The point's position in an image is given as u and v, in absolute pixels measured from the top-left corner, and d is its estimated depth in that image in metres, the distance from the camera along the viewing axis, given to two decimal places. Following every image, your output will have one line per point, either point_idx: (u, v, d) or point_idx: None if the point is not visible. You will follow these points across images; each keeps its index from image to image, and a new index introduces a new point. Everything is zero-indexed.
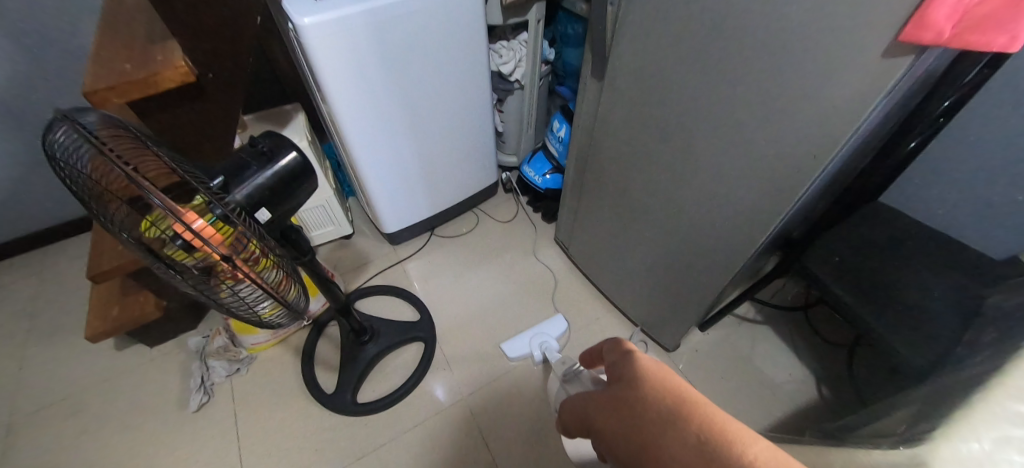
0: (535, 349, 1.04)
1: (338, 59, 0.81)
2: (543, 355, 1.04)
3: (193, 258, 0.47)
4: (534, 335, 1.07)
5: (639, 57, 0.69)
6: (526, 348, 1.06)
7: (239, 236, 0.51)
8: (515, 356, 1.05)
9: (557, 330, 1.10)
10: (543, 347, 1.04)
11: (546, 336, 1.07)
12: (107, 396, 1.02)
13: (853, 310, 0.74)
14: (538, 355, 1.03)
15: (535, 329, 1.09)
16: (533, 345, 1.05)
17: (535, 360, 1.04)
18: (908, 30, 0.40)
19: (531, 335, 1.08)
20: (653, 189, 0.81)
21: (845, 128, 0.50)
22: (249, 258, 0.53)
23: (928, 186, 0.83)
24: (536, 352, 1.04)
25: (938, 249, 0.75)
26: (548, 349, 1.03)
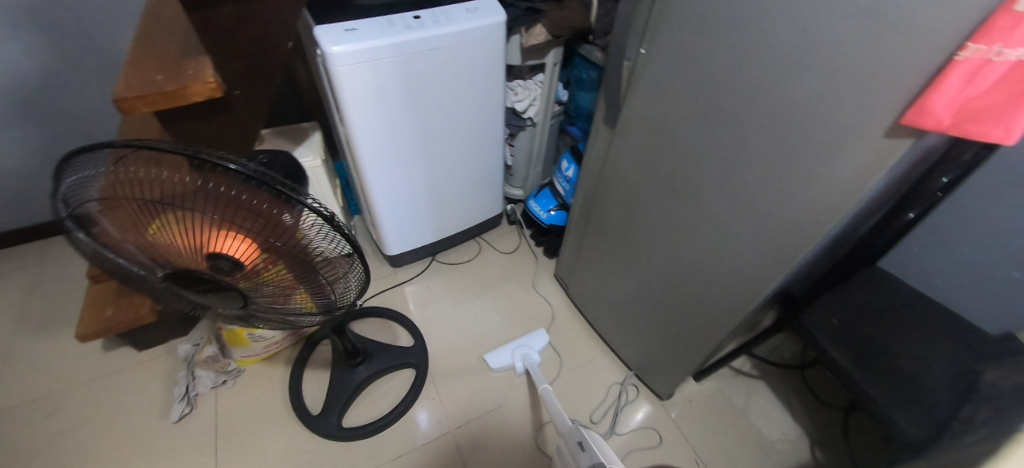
0: (516, 360, 1.06)
1: (361, 86, 0.84)
2: (524, 366, 1.05)
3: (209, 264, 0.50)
4: (515, 346, 1.09)
5: (651, 111, 0.71)
6: (508, 358, 1.07)
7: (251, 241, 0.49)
8: (497, 367, 1.07)
9: (539, 343, 1.11)
10: (525, 359, 1.05)
11: (528, 349, 1.08)
12: (87, 397, 1.00)
13: (850, 376, 0.73)
14: (519, 366, 1.05)
15: (516, 342, 1.11)
16: (515, 356, 1.07)
17: (517, 372, 1.06)
18: (909, 115, 0.42)
19: (513, 346, 1.09)
20: (657, 238, 0.82)
21: (847, 199, 0.52)
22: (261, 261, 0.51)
23: (926, 257, 0.85)
24: (518, 364, 1.06)
25: (934, 320, 0.76)
26: (529, 361, 1.05)
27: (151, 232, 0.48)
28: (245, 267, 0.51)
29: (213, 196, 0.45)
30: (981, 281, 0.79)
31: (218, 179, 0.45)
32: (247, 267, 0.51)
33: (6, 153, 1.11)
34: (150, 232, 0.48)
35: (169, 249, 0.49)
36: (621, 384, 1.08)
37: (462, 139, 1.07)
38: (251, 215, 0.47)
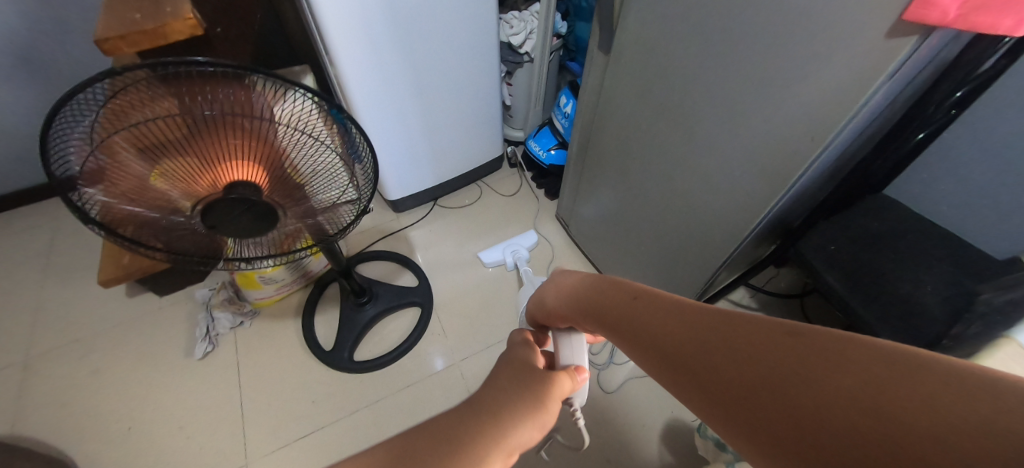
0: (508, 256, 1.16)
1: (347, 22, 0.80)
2: (515, 262, 1.16)
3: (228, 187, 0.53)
4: (507, 244, 1.19)
5: (647, 32, 0.67)
6: (501, 255, 1.18)
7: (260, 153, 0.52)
8: (491, 262, 1.18)
9: (529, 242, 1.21)
10: (516, 255, 1.16)
11: (519, 246, 1.19)
12: (118, 339, 1.07)
13: (843, 300, 0.73)
14: (510, 261, 1.16)
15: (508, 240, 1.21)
16: (507, 253, 1.17)
17: (509, 267, 1.17)
18: (912, 8, 0.39)
19: (505, 244, 1.19)
20: (654, 168, 0.81)
21: (844, 112, 0.50)
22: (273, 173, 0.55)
23: (934, 182, 0.82)
24: (509, 259, 1.16)
25: (936, 243, 0.74)
26: (520, 256, 1.15)
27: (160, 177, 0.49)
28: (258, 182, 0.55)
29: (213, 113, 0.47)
30: (989, 203, 0.76)
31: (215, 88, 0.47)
32: (263, 183, 0.55)
33: (6, 108, 1.12)
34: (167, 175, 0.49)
35: (191, 184, 0.51)
36: None
37: (461, 72, 1.03)
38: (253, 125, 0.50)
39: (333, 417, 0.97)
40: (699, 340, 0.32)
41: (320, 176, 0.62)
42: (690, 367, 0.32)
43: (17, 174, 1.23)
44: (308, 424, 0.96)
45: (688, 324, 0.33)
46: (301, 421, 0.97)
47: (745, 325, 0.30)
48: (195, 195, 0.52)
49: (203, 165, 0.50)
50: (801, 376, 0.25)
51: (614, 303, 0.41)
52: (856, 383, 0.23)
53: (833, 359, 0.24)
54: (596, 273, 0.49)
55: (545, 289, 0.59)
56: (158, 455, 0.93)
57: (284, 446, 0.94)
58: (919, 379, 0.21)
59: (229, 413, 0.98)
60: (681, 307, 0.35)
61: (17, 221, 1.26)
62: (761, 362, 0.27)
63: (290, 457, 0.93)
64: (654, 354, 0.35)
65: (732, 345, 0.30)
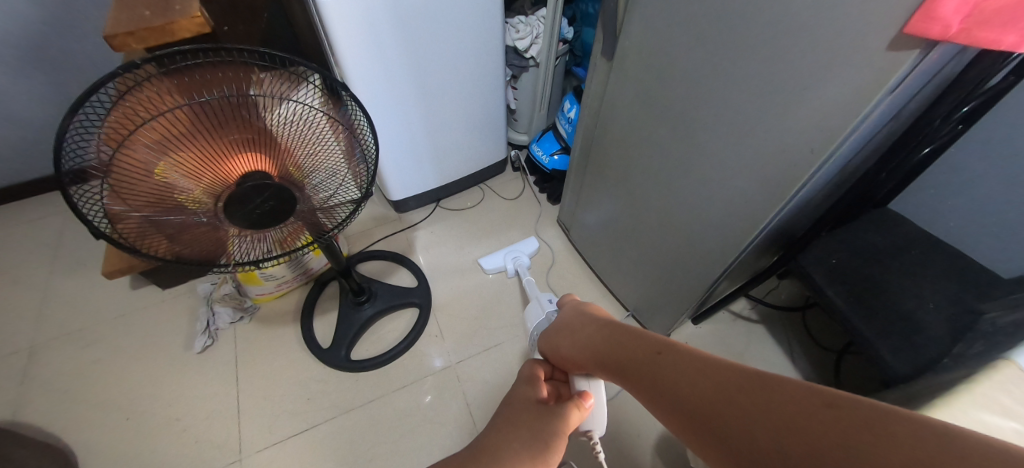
0: (509, 262, 1.16)
1: (353, 23, 0.81)
2: (515, 269, 1.16)
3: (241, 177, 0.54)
4: (509, 251, 1.19)
5: (649, 40, 0.67)
6: (501, 262, 1.17)
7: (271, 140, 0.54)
8: (491, 269, 1.17)
9: (530, 249, 1.21)
10: (517, 262, 1.16)
11: (520, 253, 1.18)
12: (119, 331, 1.08)
13: (844, 316, 0.72)
14: (511, 268, 1.15)
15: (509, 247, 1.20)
16: (507, 259, 1.17)
17: (509, 273, 1.16)
18: (913, 23, 0.39)
19: (506, 251, 1.19)
20: (655, 176, 0.80)
21: (844, 124, 0.49)
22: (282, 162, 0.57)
23: (941, 197, 0.81)
24: (510, 266, 1.16)
25: (941, 259, 0.73)
26: (521, 263, 1.15)
27: (172, 168, 0.48)
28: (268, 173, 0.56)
29: (224, 97, 0.48)
30: (998, 221, 0.75)
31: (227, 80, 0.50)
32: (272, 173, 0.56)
33: (20, 100, 1.15)
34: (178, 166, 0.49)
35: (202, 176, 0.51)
36: None
37: (464, 75, 1.04)
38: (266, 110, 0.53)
39: (328, 416, 0.97)
40: (732, 398, 0.35)
41: (327, 168, 0.62)
42: (714, 421, 0.36)
43: (29, 165, 1.26)
44: (302, 422, 0.97)
45: (721, 380, 0.37)
46: (295, 418, 0.97)
47: (764, 381, 0.34)
48: (205, 188, 0.52)
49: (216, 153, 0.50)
50: (818, 431, 0.29)
51: (637, 359, 0.47)
52: (861, 441, 0.26)
53: (843, 420, 0.28)
54: (616, 325, 0.56)
55: (557, 335, 0.65)
56: (154, 446, 0.94)
57: (278, 442, 0.94)
58: (935, 449, 0.24)
59: (225, 408, 0.98)
60: (702, 361, 0.41)
61: (25, 211, 1.28)
62: (775, 416, 0.32)
63: (283, 454, 0.93)
64: (679, 408, 0.39)
65: (763, 405, 0.33)
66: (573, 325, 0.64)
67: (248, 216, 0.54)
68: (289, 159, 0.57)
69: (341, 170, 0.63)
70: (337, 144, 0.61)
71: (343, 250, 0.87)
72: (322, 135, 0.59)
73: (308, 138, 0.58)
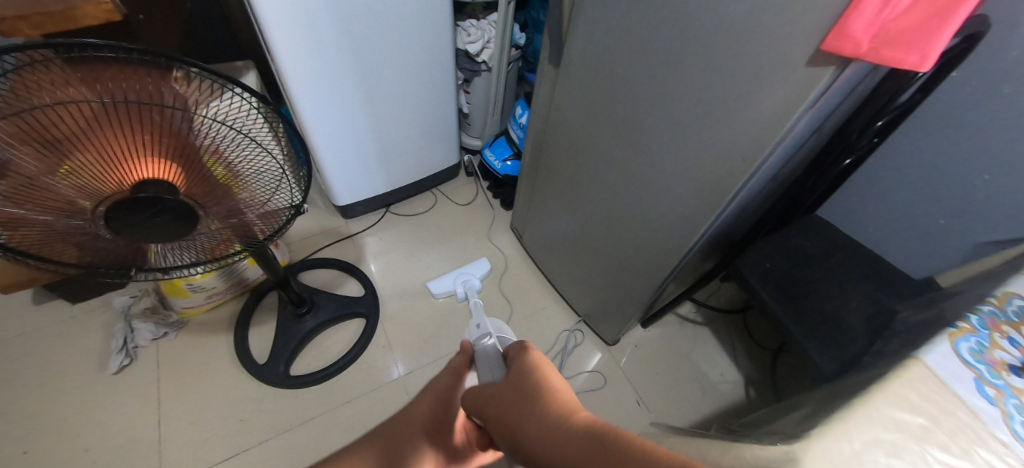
0: (458, 286, 1.11)
1: (290, 20, 0.77)
2: (465, 293, 1.11)
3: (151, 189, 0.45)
4: (458, 274, 1.14)
5: (593, 49, 0.67)
6: (450, 285, 1.12)
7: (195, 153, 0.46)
8: (440, 293, 1.12)
9: (481, 271, 1.16)
10: (467, 285, 1.11)
11: (470, 276, 1.14)
12: (16, 353, 0.96)
13: (777, 318, 0.75)
14: (460, 291, 1.11)
15: (457, 270, 1.15)
16: (456, 282, 1.12)
17: (459, 297, 1.12)
18: (830, 40, 0.41)
19: (456, 274, 1.14)
20: (601, 181, 0.81)
21: (772, 136, 0.51)
22: (204, 177, 0.49)
23: (861, 204, 0.87)
24: (459, 289, 1.11)
25: (861, 262, 0.78)
26: (470, 286, 1.11)
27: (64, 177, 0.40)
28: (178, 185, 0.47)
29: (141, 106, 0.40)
30: (909, 226, 0.81)
31: (142, 75, 0.40)
32: (183, 185, 0.48)
33: None
34: (58, 171, 0.40)
35: (89, 182, 0.42)
36: (569, 331, 1.11)
37: (412, 78, 1.01)
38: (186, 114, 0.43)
39: (263, 437, 0.90)
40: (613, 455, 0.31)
41: (258, 182, 0.56)
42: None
43: None
44: (234, 445, 0.89)
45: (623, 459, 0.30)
46: (225, 442, 0.89)
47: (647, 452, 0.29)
48: (93, 195, 0.43)
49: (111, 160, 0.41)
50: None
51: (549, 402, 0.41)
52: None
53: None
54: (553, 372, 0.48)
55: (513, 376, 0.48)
56: None
57: None
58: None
59: (144, 435, 0.89)
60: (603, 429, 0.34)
61: None
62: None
63: None
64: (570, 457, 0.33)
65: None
66: (523, 375, 0.48)
67: (152, 229, 0.49)
68: (213, 171, 0.50)
69: (279, 177, 0.58)
70: (272, 156, 0.55)
71: (280, 262, 0.82)
72: (257, 144, 0.52)
73: (238, 147, 0.51)
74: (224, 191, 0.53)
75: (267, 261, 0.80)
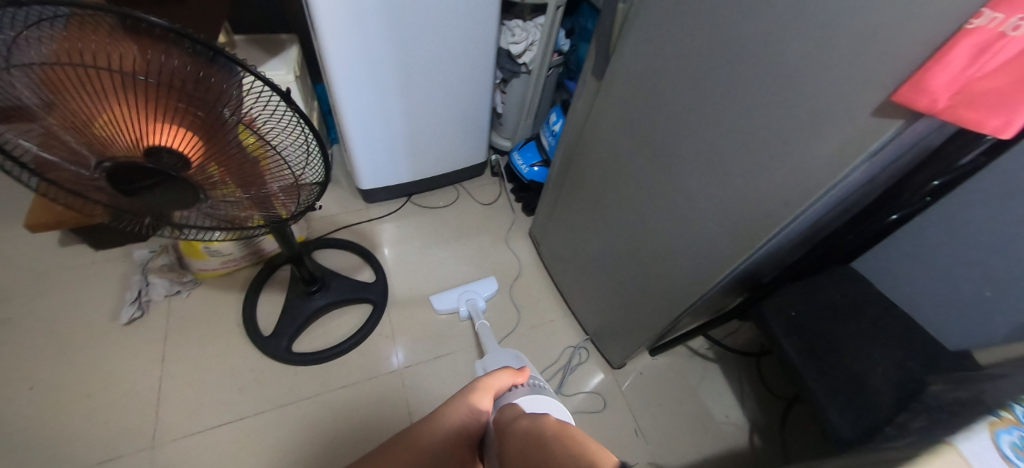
0: (462, 304, 1.07)
1: (338, 1, 0.77)
2: (469, 311, 1.06)
3: (165, 160, 0.45)
4: (462, 291, 1.09)
5: (639, 68, 0.65)
6: (454, 302, 1.08)
7: (219, 140, 0.46)
8: (441, 310, 1.07)
9: (487, 290, 1.12)
10: (470, 304, 1.07)
11: (475, 295, 1.09)
12: (37, 290, 0.99)
13: (797, 370, 0.71)
14: (463, 311, 1.06)
15: (463, 286, 1.11)
16: (461, 300, 1.08)
17: (462, 316, 1.07)
18: (903, 91, 0.37)
19: (460, 291, 1.10)
20: (629, 202, 0.78)
21: (821, 184, 0.48)
22: (228, 160, 0.49)
23: (902, 263, 0.82)
24: (462, 308, 1.07)
25: (895, 325, 0.73)
26: (475, 306, 1.06)
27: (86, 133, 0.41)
28: (194, 162, 0.47)
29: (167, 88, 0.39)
30: (952, 294, 0.76)
31: (164, 51, 0.38)
32: (199, 162, 0.47)
33: None
34: (81, 125, 0.40)
35: (103, 140, 0.42)
36: (575, 347, 1.08)
37: (451, 73, 1.00)
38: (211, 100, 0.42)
39: (257, 409, 0.91)
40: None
41: (282, 170, 0.56)
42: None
43: None
44: (228, 412, 0.90)
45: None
46: (220, 408, 0.90)
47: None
48: (109, 151, 0.43)
49: (125, 125, 0.41)
50: None
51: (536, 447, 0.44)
52: None
53: None
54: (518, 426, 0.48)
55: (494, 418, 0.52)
56: (54, 421, 0.85)
57: (197, 432, 0.87)
58: None
59: (144, 389, 0.90)
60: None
61: None
62: None
63: (200, 447, 0.86)
64: None
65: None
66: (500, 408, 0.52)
67: (165, 192, 0.50)
68: (236, 155, 0.49)
69: (305, 158, 0.57)
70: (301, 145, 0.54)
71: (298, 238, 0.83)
72: (284, 127, 0.51)
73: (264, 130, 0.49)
74: (247, 175, 0.53)
75: (285, 235, 0.80)
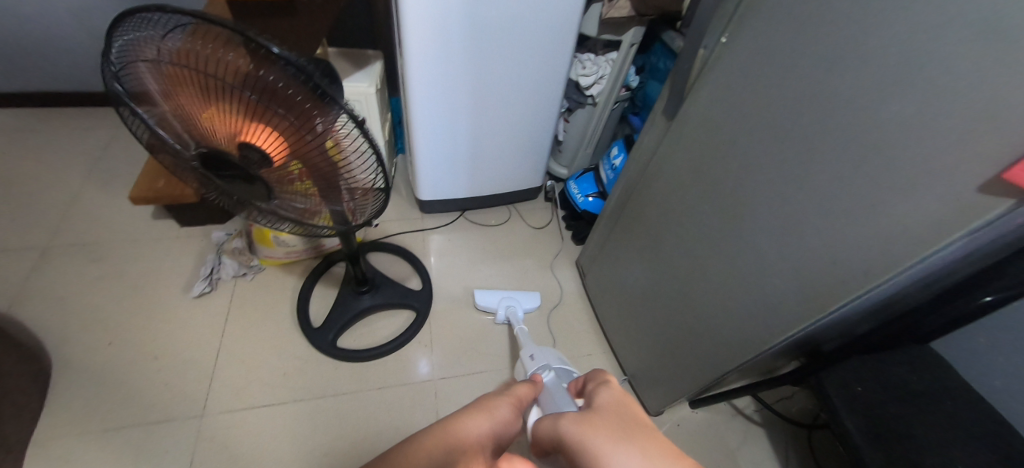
0: (501, 306, 1.08)
1: (427, 24, 0.83)
2: (507, 316, 1.07)
3: (248, 158, 0.51)
4: (504, 295, 1.11)
5: (714, 114, 0.65)
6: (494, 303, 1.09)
7: (295, 150, 0.51)
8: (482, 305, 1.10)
9: (529, 302, 1.12)
10: (509, 309, 1.07)
11: (515, 302, 1.10)
12: (129, 255, 1.11)
13: (858, 452, 0.64)
14: (501, 313, 1.07)
15: (506, 292, 1.12)
16: (500, 304, 1.09)
17: (499, 319, 1.08)
18: (1017, 170, 0.35)
19: (502, 295, 1.11)
20: (688, 244, 0.76)
21: (909, 255, 0.45)
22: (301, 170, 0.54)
23: (993, 352, 0.74)
24: (501, 311, 1.07)
25: (979, 421, 0.66)
26: (513, 312, 1.06)
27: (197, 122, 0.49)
28: (272, 165, 0.52)
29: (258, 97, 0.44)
30: None
31: (262, 70, 0.43)
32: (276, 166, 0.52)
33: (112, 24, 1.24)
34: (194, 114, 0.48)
35: (207, 131, 0.49)
36: None
37: (520, 99, 1.03)
38: (292, 112, 0.46)
39: (297, 396, 0.95)
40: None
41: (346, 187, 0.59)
42: None
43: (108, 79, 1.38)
44: (271, 394, 0.95)
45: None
46: (265, 389, 0.95)
47: None
48: (208, 141, 0.50)
49: (217, 118, 0.47)
50: None
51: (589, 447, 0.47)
52: None
53: None
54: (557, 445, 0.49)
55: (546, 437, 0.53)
56: (123, 376, 0.94)
57: (242, 409, 0.92)
58: None
59: (203, 359, 0.97)
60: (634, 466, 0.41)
61: (86, 126, 1.37)
62: None
63: (242, 423, 0.91)
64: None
65: None
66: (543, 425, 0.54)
67: (246, 185, 0.56)
68: (308, 167, 0.54)
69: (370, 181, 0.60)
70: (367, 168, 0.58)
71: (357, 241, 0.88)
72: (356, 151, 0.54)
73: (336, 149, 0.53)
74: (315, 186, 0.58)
75: (346, 238, 0.85)
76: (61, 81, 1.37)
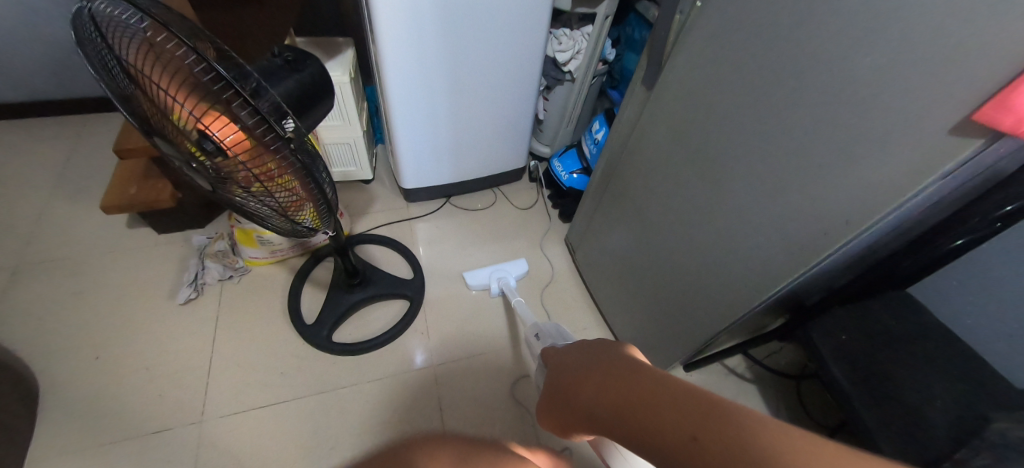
0: (493, 280, 1.10)
1: (396, 6, 0.80)
2: (500, 288, 1.10)
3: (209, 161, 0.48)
4: (494, 269, 1.13)
5: (692, 78, 0.65)
6: (486, 279, 1.12)
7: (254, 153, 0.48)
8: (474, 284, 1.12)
9: (517, 270, 1.15)
10: (502, 281, 1.10)
11: (505, 273, 1.13)
12: (106, 267, 1.07)
13: (846, 395, 0.68)
14: (495, 286, 1.10)
15: (496, 266, 1.15)
16: (492, 277, 1.12)
17: (494, 292, 1.11)
18: (985, 109, 0.36)
19: (493, 268, 1.14)
20: (674, 212, 0.78)
21: (886, 202, 0.47)
22: (263, 173, 0.52)
23: (964, 291, 0.78)
24: (493, 285, 1.10)
25: (954, 356, 0.70)
26: (505, 283, 1.09)
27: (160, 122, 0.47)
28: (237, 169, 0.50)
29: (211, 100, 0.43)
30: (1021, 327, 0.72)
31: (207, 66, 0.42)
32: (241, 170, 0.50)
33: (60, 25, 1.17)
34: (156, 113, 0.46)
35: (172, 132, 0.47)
36: None
37: (497, 79, 1.02)
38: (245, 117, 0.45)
39: (296, 393, 0.95)
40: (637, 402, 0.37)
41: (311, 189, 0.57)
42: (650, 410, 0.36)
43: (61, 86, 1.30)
44: (270, 394, 0.94)
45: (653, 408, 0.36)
46: (263, 389, 0.94)
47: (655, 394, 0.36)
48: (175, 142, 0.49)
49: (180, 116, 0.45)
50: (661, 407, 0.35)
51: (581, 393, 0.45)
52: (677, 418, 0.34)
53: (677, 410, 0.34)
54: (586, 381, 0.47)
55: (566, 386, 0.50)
56: (114, 390, 0.91)
57: (241, 411, 0.91)
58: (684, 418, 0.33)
59: (196, 366, 0.96)
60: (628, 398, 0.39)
61: (44, 137, 1.31)
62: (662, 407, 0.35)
63: (244, 425, 0.90)
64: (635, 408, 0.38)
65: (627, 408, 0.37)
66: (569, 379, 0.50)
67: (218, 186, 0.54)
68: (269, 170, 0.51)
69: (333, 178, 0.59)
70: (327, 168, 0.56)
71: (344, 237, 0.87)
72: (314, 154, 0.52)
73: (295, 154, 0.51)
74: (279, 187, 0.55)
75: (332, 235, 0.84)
76: (10, 91, 1.29)
